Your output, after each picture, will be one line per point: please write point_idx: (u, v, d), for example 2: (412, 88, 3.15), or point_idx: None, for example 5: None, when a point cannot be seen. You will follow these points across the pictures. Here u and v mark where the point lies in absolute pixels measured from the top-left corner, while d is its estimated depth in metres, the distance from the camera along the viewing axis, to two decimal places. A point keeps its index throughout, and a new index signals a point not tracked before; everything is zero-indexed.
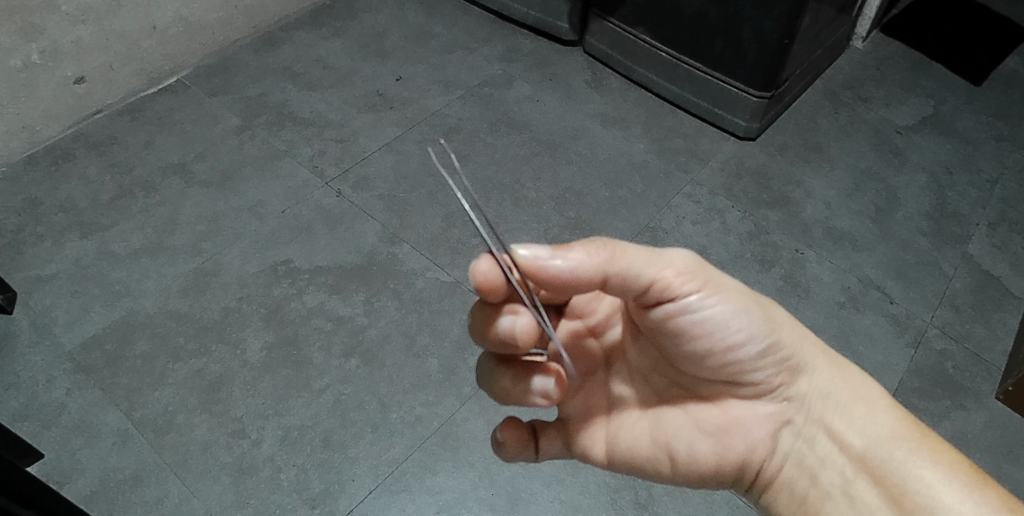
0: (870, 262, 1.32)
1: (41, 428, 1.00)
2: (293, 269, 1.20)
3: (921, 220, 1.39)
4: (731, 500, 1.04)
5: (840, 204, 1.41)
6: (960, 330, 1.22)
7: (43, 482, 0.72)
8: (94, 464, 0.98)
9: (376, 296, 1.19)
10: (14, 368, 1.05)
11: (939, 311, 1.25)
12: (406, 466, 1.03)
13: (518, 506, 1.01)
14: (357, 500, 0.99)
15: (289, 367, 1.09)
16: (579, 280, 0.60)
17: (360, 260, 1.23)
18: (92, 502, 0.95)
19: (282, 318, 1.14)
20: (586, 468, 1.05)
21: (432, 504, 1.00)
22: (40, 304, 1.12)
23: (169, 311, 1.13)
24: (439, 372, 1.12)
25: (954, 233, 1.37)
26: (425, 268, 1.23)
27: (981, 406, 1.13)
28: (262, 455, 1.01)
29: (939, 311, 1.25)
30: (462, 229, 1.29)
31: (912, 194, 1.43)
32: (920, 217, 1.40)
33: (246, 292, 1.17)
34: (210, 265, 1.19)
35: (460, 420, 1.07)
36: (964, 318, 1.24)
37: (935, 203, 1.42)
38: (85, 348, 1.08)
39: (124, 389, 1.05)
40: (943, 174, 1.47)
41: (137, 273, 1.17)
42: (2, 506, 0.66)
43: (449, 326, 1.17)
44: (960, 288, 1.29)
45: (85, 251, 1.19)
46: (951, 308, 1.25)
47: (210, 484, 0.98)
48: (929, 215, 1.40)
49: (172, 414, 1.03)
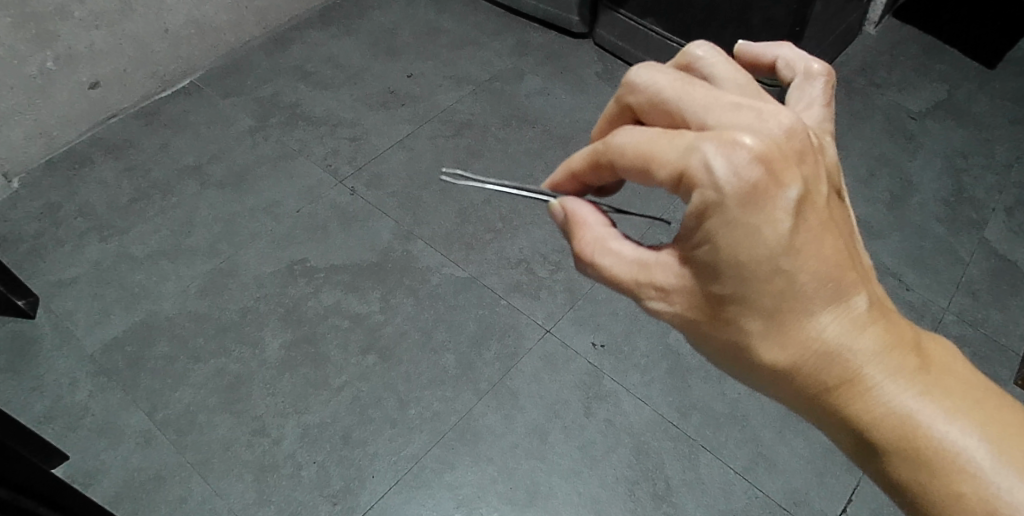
0: (886, 250, 1.31)
1: (66, 430, 1.02)
2: (310, 268, 1.21)
3: (936, 205, 1.38)
4: (748, 491, 1.08)
5: (854, 191, 1.40)
6: (977, 315, 1.22)
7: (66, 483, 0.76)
8: (117, 465, 0.99)
9: (393, 293, 1.19)
10: (37, 372, 1.06)
11: (956, 296, 1.24)
12: (425, 461, 1.05)
13: (537, 499, 1.04)
14: (377, 496, 1.01)
15: (308, 366, 1.10)
16: (582, 235, 0.55)
17: (375, 257, 1.23)
18: (117, 503, 0.97)
19: (300, 317, 1.15)
20: (604, 460, 1.09)
21: (452, 499, 1.03)
22: (62, 308, 1.13)
23: (188, 312, 1.14)
24: (455, 368, 1.13)
25: (970, 218, 1.36)
26: (440, 264, 1.24)
27: None
28: (284, 453, 1.03)
29: (955, 296, 1.24)
30: (476, 224, 1.29)
31: (927, 179, 1.42)
32: (935, 202, 1.38)
33: (264, 291, 1.17)
34: (227, 266, 1.20)
35: (478, 415, 1.10)
36: (982, 303, 1.23)
37: (950, 188, 1.41)
38: (106, 350, 1.09)
39: (145, 390, 1.06)
40: (959, 160, 1.46)
41: (156, 275, 1.18)
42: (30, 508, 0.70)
43: (465, 322, 1.18)
44: (977, 273, 1.27)
45: (103, 254, 1.20)
46: (968, 294, 1.24)
47: (233, 482, 1.00)
48: (945, 200, 1.39)
49: (193, 414, 1.04)
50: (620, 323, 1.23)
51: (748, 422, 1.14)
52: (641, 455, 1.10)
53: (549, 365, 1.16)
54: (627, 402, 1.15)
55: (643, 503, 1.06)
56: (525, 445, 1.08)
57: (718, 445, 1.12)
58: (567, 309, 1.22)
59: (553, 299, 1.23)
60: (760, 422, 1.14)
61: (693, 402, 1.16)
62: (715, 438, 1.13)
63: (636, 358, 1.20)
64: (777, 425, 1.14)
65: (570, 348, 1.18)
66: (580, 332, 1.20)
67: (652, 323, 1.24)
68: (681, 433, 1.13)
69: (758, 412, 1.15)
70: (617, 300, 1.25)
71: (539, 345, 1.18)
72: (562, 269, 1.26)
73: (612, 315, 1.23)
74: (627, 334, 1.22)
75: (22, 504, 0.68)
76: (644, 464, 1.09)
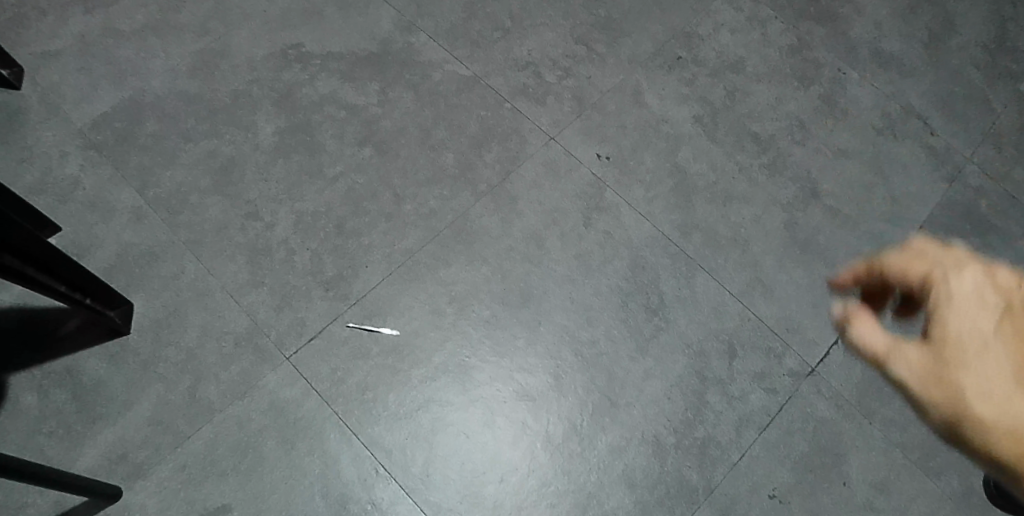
0: (915, 90, 1.27)
1: (58, 202, 1.01)
2: (305, 54, 1.16)
3: (976, 50, 1.32)
4: (741, 313, 1.08)
5: (892, 26, 1.34)
6: (1000, 169, 1.21)
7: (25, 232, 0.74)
8: (110, 238, 0.99)
9: (391, 88, 1.15)
10: (25, 144, 1.05)
11: (981, 147, 1.23)
12: (419, 256, 1.05)
13: (530, 301, 1.05)
14: (370, 286, 1.02)
15: (303, 154, 1.08)
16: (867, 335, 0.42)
17: (374, 48, 1.18)
18: (111, 275, 0.98)
19: (295, 104, 1.11)
20: (599, 271, 1.08)
21: (445, 294, 1.04)
22: (47, 81, 1.10)
23: (178, 92, 1.11)
24: (454, 168, 1.11)
25: (1007, 68, 1.31)
26: (443, 61, 1.19)
27: (1007, 249, 1.14)
28: (277, 239, 1.02)
29: (980, 147, 1.23)
30: (481, 21, 1.24)
31: (970, 22, 1.35)
32: (975, 47, 1.32)
33: (257, 76, 1.13)
34: (219, 46, 1.15)
35: (475, 217, 1.09)
36: (1006, 157, 1.22)
37: (993, 35, 1.34)
38: (94, 126, 1.07)
39: (135, 167, 1.04)
40: (1008, 6, 1.37)
41: (144, 52, 1.14)
42: None
43: (466, 122, 1.15)
44: (1007, 126, 1.25)
45: (89, 28, 1.16)
46: (993, 147, 1.23)
47: (227, 262, 1.00)
48: (985, 46, 1.32)
49: (185, 194, 1.03)
50: (627, 137, 1.18)
51: (749, 247, 1.12)
52: (638, 269, 1.09)
53: (551, 172, 1.14)
54: (628, 216, 1.13)
55: (634, 313, 1.06)
56: (521, 250, 1.08)
57: (716, 267, 1.10)
58: (574, 117, 1.18)
59: (560, 106, 1.19)
60: (760, 249, 1.12)
61: (695, 223, 1.13)
62: (714, 260, 1.11)
63: (640, 174, 1.16)
64: (778, 254, 1.12)
65: (573, 157, 1.15)
66: (585, 143, 1.17)
67: (660, 140, 1.19)
68: (680, 251, 1.11)
69: (761, 237, 1.13)
70: (626, 114, 1.20)
71: (542, 151, 1.15)
72: (571, 76, 1.22)
73: (620, 128, 1.19)
74: (634, 150, 1.18)
75: None
76: (639, 278, 1.09)
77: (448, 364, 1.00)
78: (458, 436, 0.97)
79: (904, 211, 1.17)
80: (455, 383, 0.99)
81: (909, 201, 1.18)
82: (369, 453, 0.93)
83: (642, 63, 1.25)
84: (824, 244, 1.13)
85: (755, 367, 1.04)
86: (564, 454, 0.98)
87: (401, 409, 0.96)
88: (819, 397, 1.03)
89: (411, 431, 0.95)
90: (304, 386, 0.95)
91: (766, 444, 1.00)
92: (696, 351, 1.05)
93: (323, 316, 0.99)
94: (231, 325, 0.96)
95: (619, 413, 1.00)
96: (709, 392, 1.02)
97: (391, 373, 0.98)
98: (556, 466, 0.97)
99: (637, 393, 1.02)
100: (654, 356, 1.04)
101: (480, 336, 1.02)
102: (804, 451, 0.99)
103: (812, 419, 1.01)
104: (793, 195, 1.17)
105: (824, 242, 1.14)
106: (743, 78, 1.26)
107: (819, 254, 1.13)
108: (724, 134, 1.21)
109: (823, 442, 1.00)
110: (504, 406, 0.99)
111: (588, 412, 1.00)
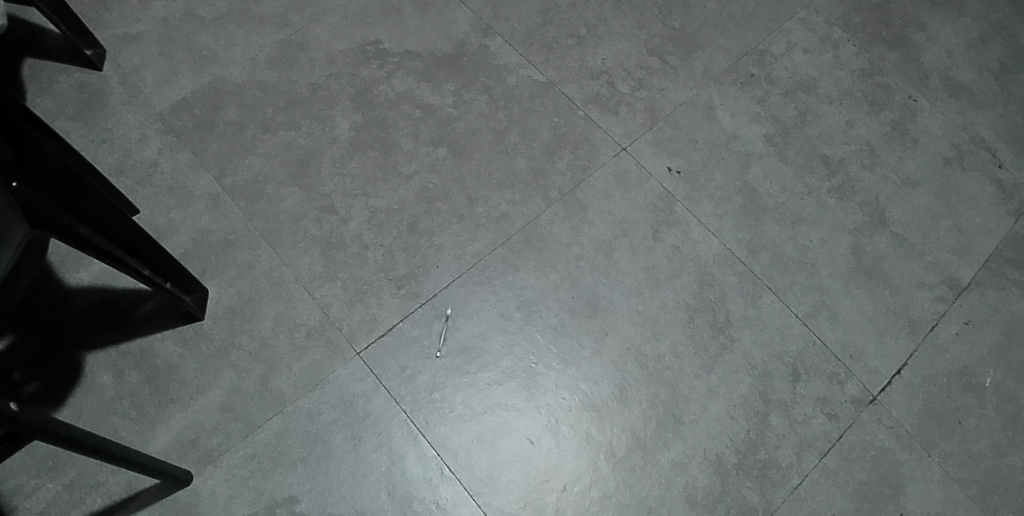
0: (985, 121, 1.25)
1: (137, 185, 1.02)
2: (383, 51, 1.16)
3: None
4: (809, 336, 1.05)
5: (965, 55, 1.32)
6: None
7: (118, 215, 0.75)
8: (187, 224, 1.00)
9: (466, 89, 1.15)
10: (107, 125, 1.06)
11: None
12: (488, 259, 1.04)
13: (597, 312, 1.03)
14: (440, 287, 1.01)
15: (378, 151, 1.08)
16: None
17: (450, 48, 1.18)
18: (187, 259, 0.98)
19: (371, 100, 1.12)
20: (667, 284, 1.07)
21: (514, 299, 1.02)
22: (128, 63, 1.12)
23: (257, 82, 1.12)
24: (526, 173, 1.11)
25: None
26: (518, 65, 1.19)
27: None
28: (350, 234, 1.02)
29: None
30: (557, 27, 1.24)
31: None
32: None
33: (334, 70, 1.14)
34: (298, 39, 1.16)
35: (545, 223, 1.08)
36: None
37: None
38: (174, 110, 1.08)
39: (213, 155, 1.05)
40: None
41: (225, 40, 1.15)
42: (70, 229, 0.70)
43: (539, 127, 1.14)
44: None
45: (171, 13, 1.17)
46: None
47: (300, 255, 1.00)
48: None
49: (261, 184, 1.04)
50: (698, 152, 1.17)
51: (818, 269, 1.10)
52: (706, 285, 1.07)
53: (621, 182, 1.13)
54: (697, 231, 1.11)
55: (701, 330, 1.04)
56: (589, 259, 1.06)
57: (786, 287, 1.08)
58: (646, 129, 1.18)
59: (632, 117, 1.18)
60: (829, 273, 1.10)
61: (764, 242, 1.12)
62: (783, 280, 1.09)
63: (710, 190, 1.14)
64: (846, 278, 1.10)
65: (644, 169, 1.14)
66: (657, 156, 1.16)
67: (731, 157, 1.17)
68: (747, 270, 1.09)
69: (829, 260, 1.11)
70: (697, 128, 1.19)
71: (613, 162, 1.14)
72: (644, 87, 1.21)
73: (691, 142, 1.18)
74: (705, 164, 1.16)
75: (59, 219, 0.68)
76: (707, 294, 1.07)
77: (514, 369, 0.99)
78: (522, 441, 0.95)
79: (971, 242, 1.14)
80: (521, 388, 0.98)
81: (976, 233, 1.15)
82: (434, 454, 0.92)
83: (716, 78, 1.24)
84: (891, 271, 1.11)
85: (823, 391, 1.02)
86: (627, 466, 0.95)
87: (467, 411, 0.95)
88: (883, 427, 0.99)
89: (477, 434, 0.94)
90: (373, 382, 0.94)
91: (832, 471, 0.96)
92: (762, 372, 1.02)
93: (394, 313, 0.98)
94: (303, 317, 0.96)
95: (683, 430, 0.97)
96: (773, 414, 0.99)
97: (458, 374, 0.97)
98: (618, 478, 0.94)
99: (702, 410, 0.99)
100: (720, 374, 1.01)
101: (546, 343, 1.01)
102: (864, 480, 0.96)
103: (878, 449, 0.98)
104: (863, 218, 1.15)
105: (891, 269, 1.11)
106: (815, 98, 1.25)
107: (887, 281, 1.10)
108: (796, 154, 1.19)
109: (883, 470, 0.97)
110: (568, 414, 0.97)
111: (652, 425, 0.97)
